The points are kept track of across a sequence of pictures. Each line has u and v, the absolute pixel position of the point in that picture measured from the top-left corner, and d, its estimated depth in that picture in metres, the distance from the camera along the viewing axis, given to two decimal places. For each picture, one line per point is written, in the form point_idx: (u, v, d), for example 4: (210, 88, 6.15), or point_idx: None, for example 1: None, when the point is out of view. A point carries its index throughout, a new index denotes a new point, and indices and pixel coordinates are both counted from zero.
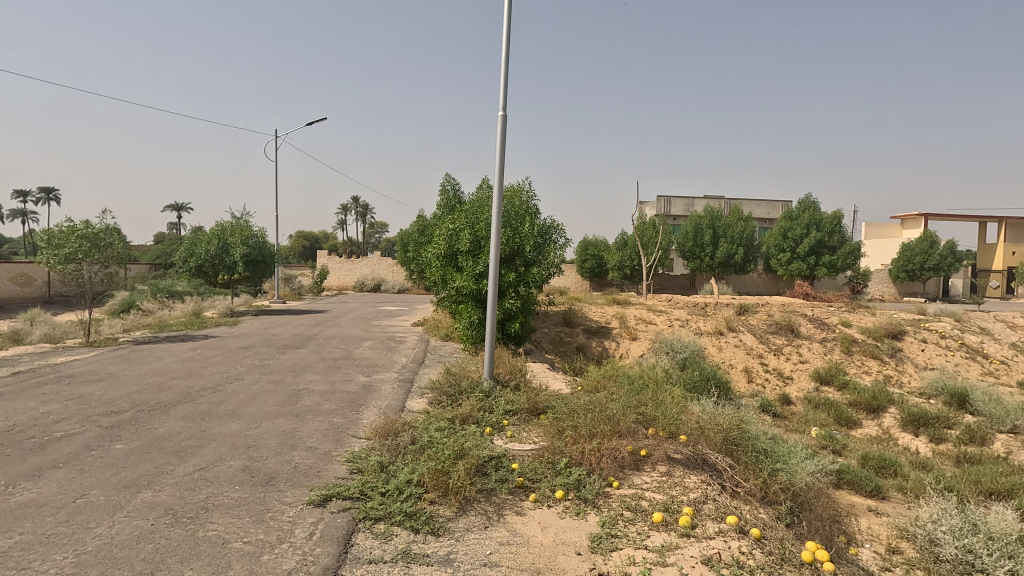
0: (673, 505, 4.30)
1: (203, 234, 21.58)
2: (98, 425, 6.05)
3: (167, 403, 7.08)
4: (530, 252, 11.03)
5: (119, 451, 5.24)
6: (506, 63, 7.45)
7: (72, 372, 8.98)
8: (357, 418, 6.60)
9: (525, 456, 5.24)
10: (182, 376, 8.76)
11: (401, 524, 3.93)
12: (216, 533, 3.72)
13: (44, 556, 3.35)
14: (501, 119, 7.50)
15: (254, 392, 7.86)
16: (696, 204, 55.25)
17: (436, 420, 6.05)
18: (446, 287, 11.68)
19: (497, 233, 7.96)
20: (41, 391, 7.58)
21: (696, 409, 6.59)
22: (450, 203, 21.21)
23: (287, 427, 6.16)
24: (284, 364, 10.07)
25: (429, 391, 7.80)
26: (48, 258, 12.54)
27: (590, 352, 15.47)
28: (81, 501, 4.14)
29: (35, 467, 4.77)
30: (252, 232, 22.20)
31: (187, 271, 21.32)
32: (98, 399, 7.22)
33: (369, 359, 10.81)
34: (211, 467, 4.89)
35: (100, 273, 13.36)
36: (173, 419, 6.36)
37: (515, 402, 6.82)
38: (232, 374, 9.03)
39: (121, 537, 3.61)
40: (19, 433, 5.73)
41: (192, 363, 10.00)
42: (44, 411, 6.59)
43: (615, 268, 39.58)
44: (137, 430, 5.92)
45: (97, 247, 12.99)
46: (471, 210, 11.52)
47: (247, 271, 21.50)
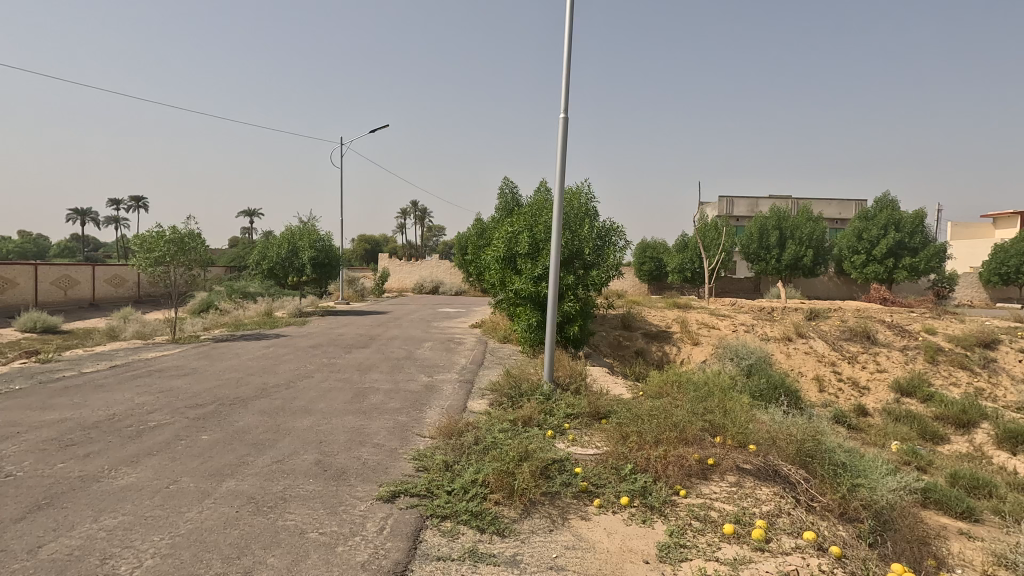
0: (745, 517, 4.15)
1: (275, 239, 22.81)
2: (186, 417, 6.50)
3: (246, 398, 7.52)
4: (589, 255, 10.98)
5: (205, 441, 5.62)
6: (567, 65, 7.46)
7: (162, 367, 9.73)
8: (421, 417, 6.77)
9: (589, 460, 5.21)
10: (258, 373, 9.29)
11: (467, 523, 3.99)
12: (295, 523, 3.91)
13: (144, 537, 3.63)
14: (563, 121, 7.51)
15: (323, 389, 8.22)
16: (761, 204, 53.00)
17: (498, 421, 6.10)
18: (505, 290, 11.77)
19: (558, 234, 7.90)
20: (137, 384, 8.27)
21: (765, 418, 6.33)
22: (509, 206, 21.40)
23: (355, 424, 6.39)
24: (351, 363, 10.48)
25: (489, 392, 7.90)
26: (141, 261, 13.63)
27: (650, 356, 15.16)
28: (174, 487, 4.46)
29: (133, 453, 5.21)
30: (319, 236, 23.21)
31: (261, 273, 22.59)
32: (185, 392, 7.78)
33: (431, 359, 11.07)
34: (287, 459, 5.15)
35: (184, 275, 14.36)
36: (251, 413, 6.74)
37: (576, 406, 6.77)
38: (302, 372, 9.48)
39: (210, 522, 3.86)
40: (119, 421, 6.28)
41: (267, 361, 10.59)
42: (139, 402, 7.15)
43: (675, 270, 38.53)
44: (220, 422, 6.32)
45: (183, 250, 14.01)
46: (530, 213, 11.56)
47: (314, 273, 22.53)
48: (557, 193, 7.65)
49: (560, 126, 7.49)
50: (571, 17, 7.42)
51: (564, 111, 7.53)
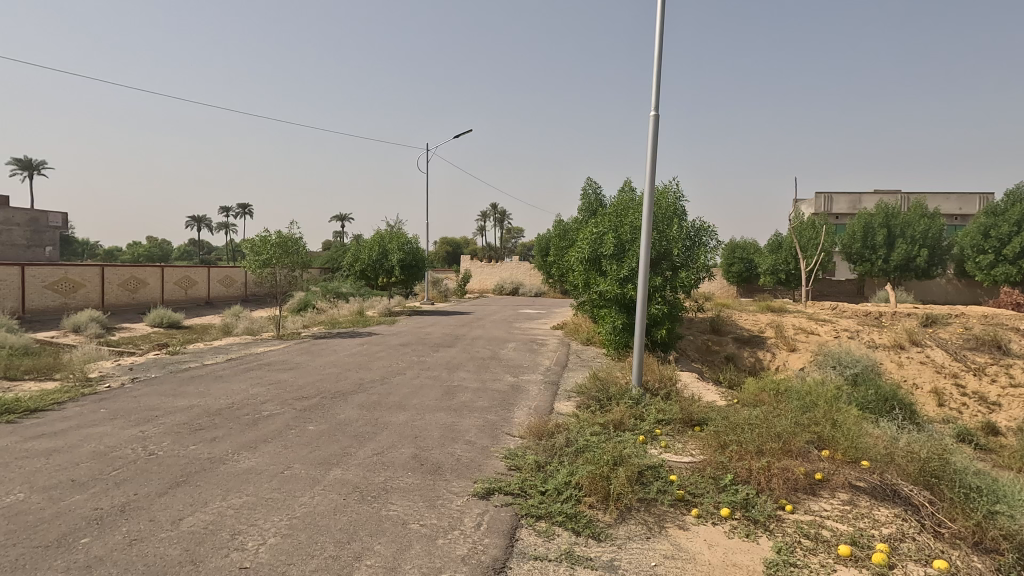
0: (862, 539, 3.83)
1: (366, 242, 24.06)
2: (294, 408, 7.00)
3: (345, 392, 7.99)
4: (678, 256, 10.64)
5: (313, 432, 6.02)
6: (658, 62, 7.28)
7: (270, 361, 10.56)
8: (510, 416, 6.86)
9: (684, 468, 5.04)
10: (355, 369, 9.83)
11: (562, 525, 3.99)
12: (397, 513, 4.09)
13: (265, 517, 3.94)
14: (654, 119, 7.33)
15: (415, 386, 8.56)
16: (865, 200, 48.83)
17: (588, 424, 6.06)
18: (589, 291, 11.66)
19: (647, 235, 7.70)
20: (250, 376, 9.02)
21: (880, 433, 5.83)
22: (592, 207, 21.22)
23: (448, 421, 6.60)
24: (438, 361, 10.83)
25: (576, 395, 7.86)
26: (251, 263, 14.86)
27: (741, 362, 14.42)
28: (288, 472, 4.83)
29: (251, 439, 5.69)
30: (406, 239, 24.22)
31: (353, 274, 23.92)
32: (291, 385, 8.40)
33: (516, 360, 11.20)
34: (386, 452, 5.41)
35: (288, 275, 15.51)
36: (351, 407, 7.15)
37: (667, 412, 6.58)
38: (395, 368, 9.92)
39: (321, 508, 4.13)
40: (238, 409, 6.88)
41: (362, 357, 11.19)
42: (253, 393, 7.81)
43: (768, 272, 36.37)
44: (324, 414, 6.76)
45: (287, 253, 15.13)
46: (616, 213, 11.37)
47: (402, 275, 23.52)
48: (647, 193, 7.46)
49: (651, 124, 7.32)
50: (662, 13, 7.22)
51: (655, 109, 7.35)
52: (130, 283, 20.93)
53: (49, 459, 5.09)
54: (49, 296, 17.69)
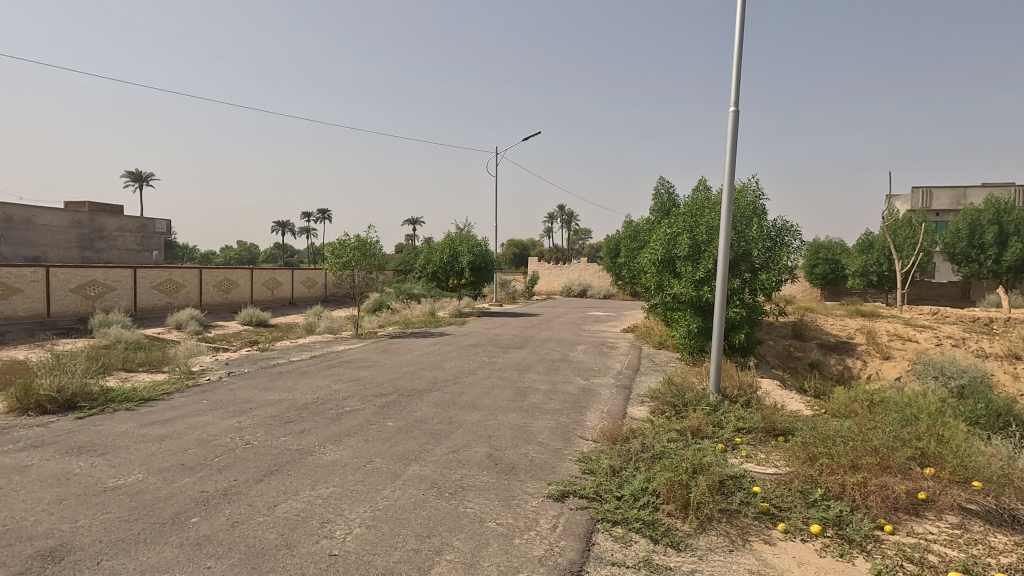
0: (976, 567, 3.49)
1: (437, 245, 24.69)
2: (374, 404, 7.31)
3: (421, 390, 8.24)
4: (758, 257, 10.13)
5: (392, 427, 6.27)
6: (738, 56, 6.99)
7: (350, 359, 11.08)
8: (582, 419, 6.82)
9: (768, 480, 4.80)
10: (429, 368, 10.13)
11: (640, 531, 3.91)
12: (474, 511, 4.17)
13: (351, 508, 4.15)
14: (733, 115, 7.04)
15: (487, 386, 8.69)
16: (971, 195, 44.37)
17: (664, 430, 5.91)
18: (662, 294, 11.36)
19: (725, 236, 7.39)
20: (332, 373, 9.51)
21: (994, 452, 5.28)
22: (664, 207, 20.67)
23: (520, 422, 6.65)
24: (509, 362, 10.95)
25: (649, 400, 7.69)
26: (332, 265, 15.65)
27: (827, 370, 13.53)
28: (370, 465, 5.05)
29: (336, 433, 6.00)
30: (476, 241, 24.64)
31: (425, 276, 24.61)
32: (370, 382, 8.77)
33: (586, 363, 11.11)
34: (462, 450, 5.53)
35: (365, 277, 16.20)
36: (427, 405, 7.37)
37: (748, 420, 6.29)
38: (467, 368, 10.12)
39: (402, 502, 4.28)
40: (322, 404, 7.28)
41: (435, 357, 11.50)
42: (336, 389, 8.23)
43: (857, 274, 33.77)
44: (402, 411, 7.01)
45: (365, 256, 15.79)
46: (691, 213, 11.02)
47: (472, 276, 23.94)
48: (726, 192, 7.18)
49: (730, 121, 7.03)
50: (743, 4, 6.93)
51: (734, 104, 7.06)
52: (224, 284, 22.64)
53: (161, 444, 5.60)
54: (157, 296, 19.46)
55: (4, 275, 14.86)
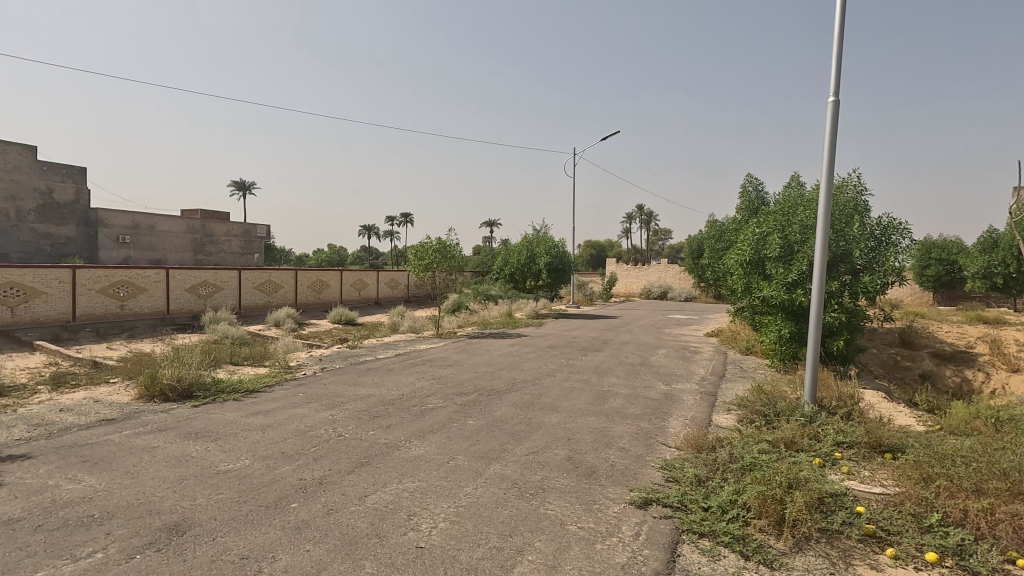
0: None
1: (515, 247, 24.93)
2: (455, 403, 7.51)
3: (500, 390, 8.35)
4: (860, 258, 9.37)
5: (473, 426, 6.40)
6: (838, 42, 6.49)
7: (432, 358, 11.44)
8: (664, 426, 6.63)
9: (874, 500, 4.42)
10: (507, 369, 10.25)
11: (729, 546, 3.74)
12: (555, 513, 4.17)
13: (436, 503, 4.28)
14: (832, 106, 6.57)
15: (565, 388, 8.66)
16: None
17: (754, 441, 5.61)
18: (751, 297, 10.79)
19: (823, 236, 6.89)
20: (416, 371, 9.87)
21: None
22: (752, 206, 19.63)
23: (600, 425, 6.57)
24: (588, 365, 10.84)
25: (736, 408, 7.32)
26: (415, 267, 16.25)
27: (942, 383, 12.25)
28: (453, 462, 5.19)
29: (420, 429, 6.22)
30: (554, 242, 24.63)
31: (503, 278, 24.92)
32: (451, 381, 9.01)
33: (667, 367, 10.79)
34: (541, 452, 5.54)
35: (446, 279, 16.69)
36: (506, 405, 7.46)
37: (850, 434, 5.82)
38: (545, 370, 10.15)
39: (484, 499, 4.36)
40: (407, 400, 7.57)
41: (513, 358, 11.62)
42: (419, 386, 8.53)
43: (977, 277, 30.37)
44: (482, 410, 7.14)
45: (446, 258, 16.26)
46: (783, 212, 10.39)
47: (549, 278, 23.95)
48: (824, 189, 6.70)
49: (829, 112, 6.56)
50: None
51: (834, 95, 6.58)
52: (317, 284, 24.14)
53: (264, 433, 6.08)
54: (258, 295, 21.10)
55: (133, 277, 16.71)
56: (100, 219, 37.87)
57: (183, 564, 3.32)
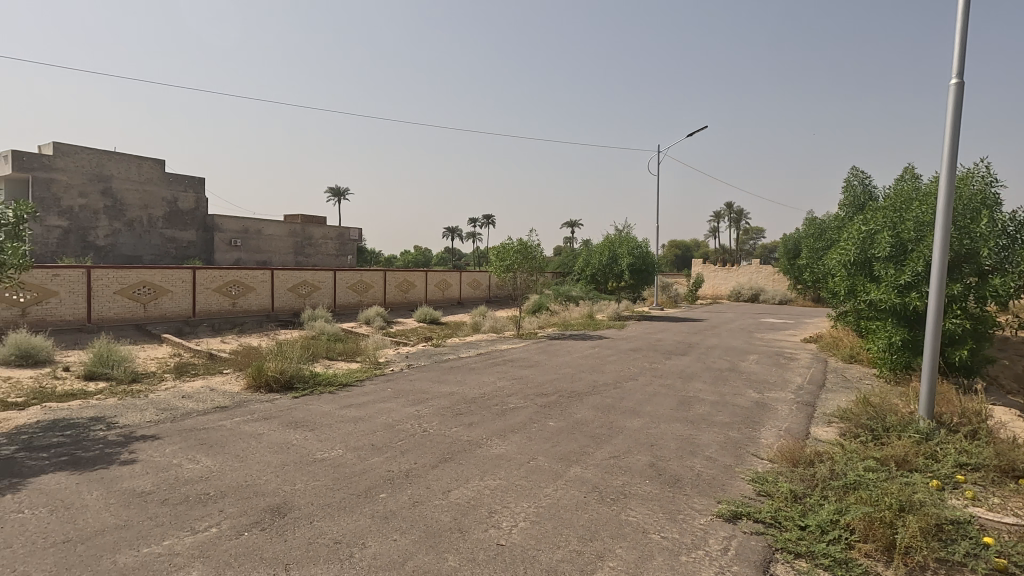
0: None
1: (597, 247, 24.62)
2: (536, 403, 7.53)
3: (581, 392, 8.28)
4: (989, 257, 8.34)
5: (553, 427, 6.40)
6: (963, 16, 5.82)
7: (513, 358, 11.57)
8: (756, 436, 6.26)
9: (1006, 532, 3.91)
10: (588, 371, 10.15)
11: (828, 569, 3.46)
12: (636, 520, 4.07)
13: (515, 502, 4.31)
14: (954, 88, 5.91)
15: (648, 393, 8.43)
16: None
17: (859, 457, 5.16)
18: (856, 300, 9.95)
19: (942, 233, 6.20)
20: (497, 370, 10.02)
21: None
22: (858, 202, 18.09)
23: (685, 433, 6.33)
24: (672, 369, 10.49)
25: (838, 421, 6.77)
26: (497, 268, 16.51)
27: None
28: (533, 462, 5.22)
29: (501, 428, 6.31)
30: (637, 243, 24.06)
31: (584, 278, 24.69)
32: (532, 382, 9.05)
33: (759, 374, 10.21)
34: (623, 457, 5.43)
35: (527, 280, 16.81)
36: (587, 407, 7.38)
37: (976, 455, 5.18)
38: (627, 373, 9.94)
39: (564, 502, 4.34)
40: (488, 399, 7.70)
41: (594, 360, 11.49)
42: (500, 386, 8.65)
43: None
44: (563, 412, 7.12)
45: (527, 259, 16.39)
46: (894, 208, 9.48)
47: (632, 279, 23.42)
48: (944, 181, 6.03)
49: (951, 96, 5.91)
50: None
51: (957, 76, 5.91)
52: (404, 284, 25.19)
53: (356, 425, 6.43)
54: (351, 295, 22.37)
55: (243, 277, 18.30)
56: (216, 224, 41.87)
57: (284, 544, 3.58)
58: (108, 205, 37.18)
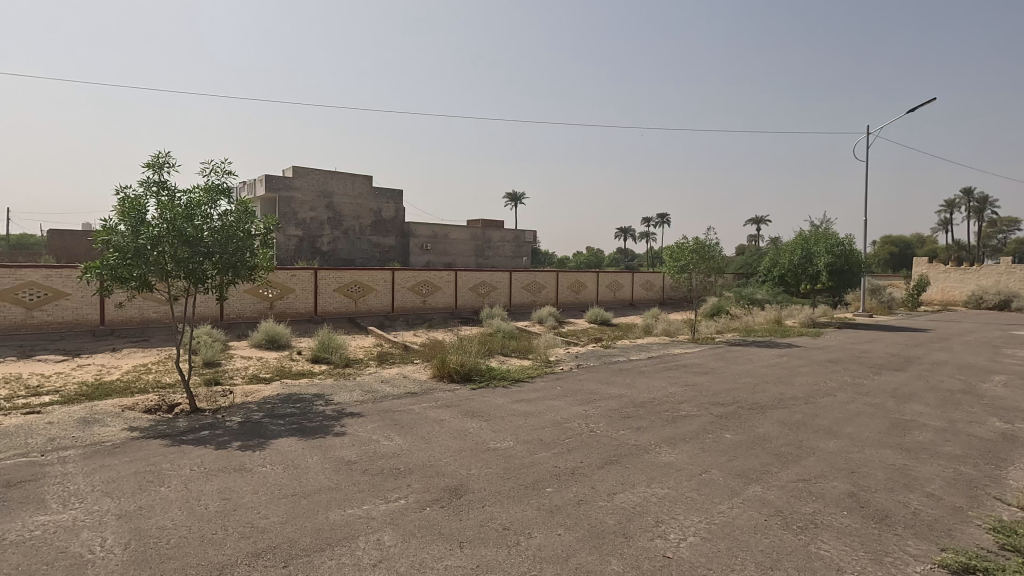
0: None
1: (787, 246, 22.14)
2: (711, 413, 7.04)
3: (764, 405, 7.53)
4: None
5: (730, 440, 5.93)
6: None
7: (686, 363, 10.98)
8: (1001, 475, 5.05)
9: None
10: (774, 382, 9.17)
11: None
12: (829, 555, 3.57)
13: (685, 515, 4.09)
14: None
15: (849, 412, 7.32)
16: None
17: None
18: None
19: None
20: (669, 375, 9.61)
21: None
22: None
23: (898, 462, 5.36)
24: (883, 386, 8.96)
25: None
26: (670, 268, 15.83)
27: None
28: (706, 475, 4.90)
29: (672, 436, 6.04)
30: (838, 239, 21.06)
31: (772, 280, 22.36)
32: (707, 390, 8.49)
33: (1008, 399, 8.20)
34: (815, 481, 4.81)
35: (703, 281, 15.83)
36: (771, 422, 6.68)
37: None
38: (823, 388, 8.76)
39: (741, 522, 4.00)
40: (658, 405, 7.43)
41: (782, 370, 10.35)
42: (672, 391, 8.28)
43: None
44: (742, 425, 6.54)
45: (704, 258, 15.43)
46: None
47: (831, 281, 20.56)
48: None
49: None
50: None
51: None
52: (575, 285, 25.50)
53: (526, 419, 6.71)
54: (525, 295, 23.35)
55: (432, 277, 20.27)
56: (412, 230, 46.99)
57: (459, 522, 3.89)
58: (330, 216, 44.12)
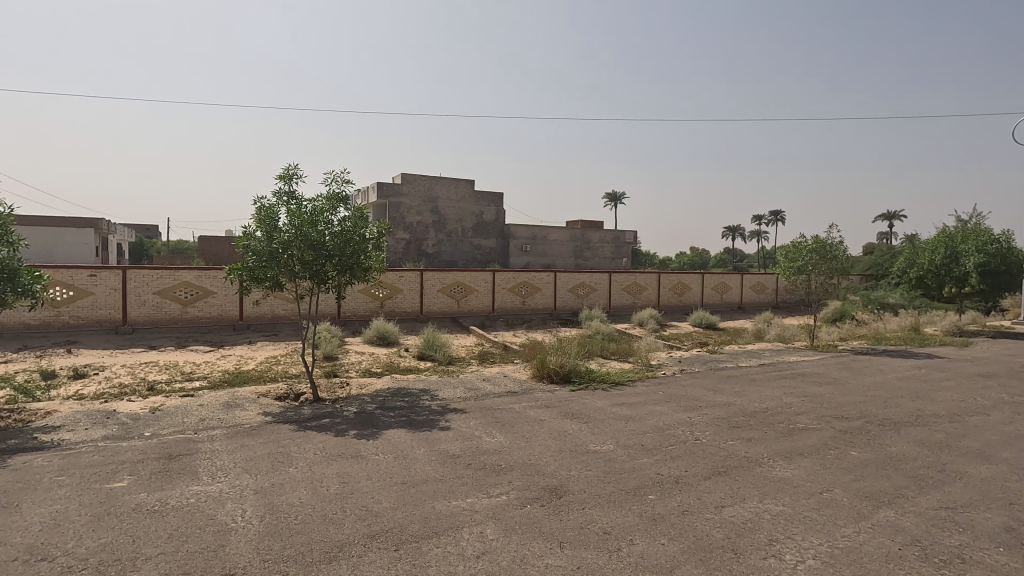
0: None
1: (926, 244, 19.67)
2: (833, 427, 6.45)
3: (898, 422, 6.76)
4: None
5: (856, 458, 5.40)
6: None
7: (805, 372, 10.14)
8: None
9: None
10: (910, 396, 8.20)
11: None
12: None
13: (803, 535, 3.79)
14: None
15: (1006, 434, 6.36)
16: None
17: None
18: None
19: None
20: (784, 384, 8.94)
21: None
22: None
23: None
24: None
25: None
26: (785, 269, 14.73)
27: None
28: (827, 495, 4.50)
29: (787, 449, 5.62)
30: (993, 236, 18.36)
31: (907, 283, 19.98)
32: (829, 401, 7.79)
33: None
34: (962, 511, 4.23)
35: (824, 283, 14.53)
36: (907, 441, 5.98)
37: None
38: (972, 406, 7.69)
39: (869, 549, 3.63)
40: (772, 415, 6.94)
41: (920, 383, 9.22)
42: (787, 402, 7.70)
43: None
44: (871, 442, 5.93)
45: (825, 258, 14.18)
46: None
47: (983, 283, 17.96)
48: None
49: None
50: None
51: None
52: (679, 287, 24.54)
53: (627, 423, 6.58)
54: (625, 296, 22.86)
55: (531, 278, 20.50)
56: (512, 232, 47.87)
57: (558, 522, 3.92)
58: (435, 220, 46.18)
